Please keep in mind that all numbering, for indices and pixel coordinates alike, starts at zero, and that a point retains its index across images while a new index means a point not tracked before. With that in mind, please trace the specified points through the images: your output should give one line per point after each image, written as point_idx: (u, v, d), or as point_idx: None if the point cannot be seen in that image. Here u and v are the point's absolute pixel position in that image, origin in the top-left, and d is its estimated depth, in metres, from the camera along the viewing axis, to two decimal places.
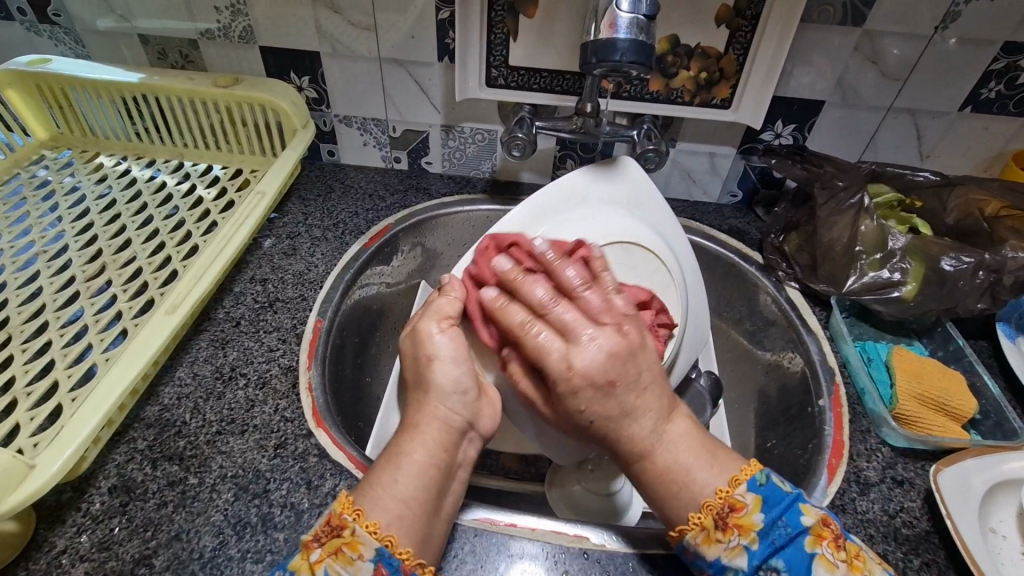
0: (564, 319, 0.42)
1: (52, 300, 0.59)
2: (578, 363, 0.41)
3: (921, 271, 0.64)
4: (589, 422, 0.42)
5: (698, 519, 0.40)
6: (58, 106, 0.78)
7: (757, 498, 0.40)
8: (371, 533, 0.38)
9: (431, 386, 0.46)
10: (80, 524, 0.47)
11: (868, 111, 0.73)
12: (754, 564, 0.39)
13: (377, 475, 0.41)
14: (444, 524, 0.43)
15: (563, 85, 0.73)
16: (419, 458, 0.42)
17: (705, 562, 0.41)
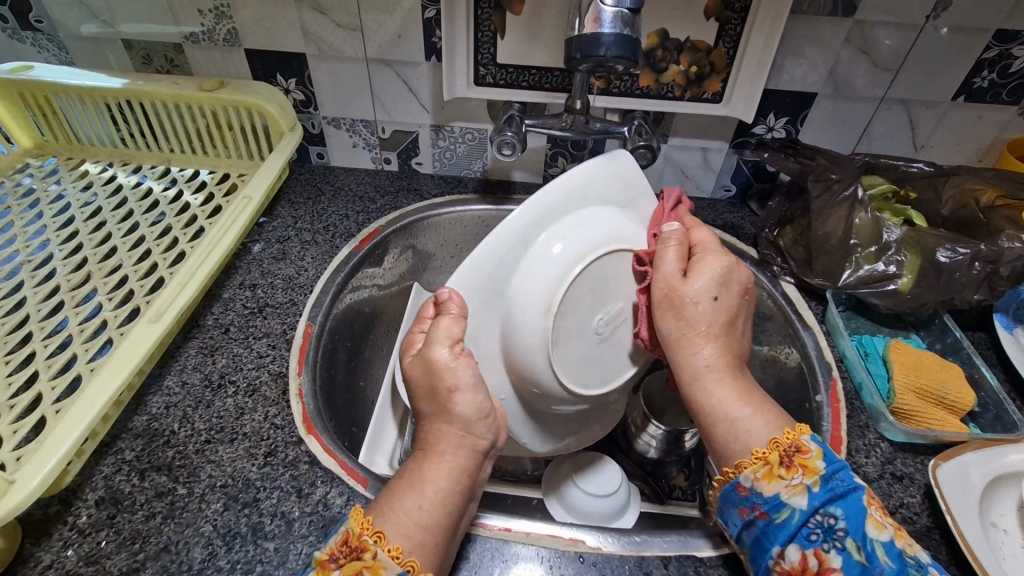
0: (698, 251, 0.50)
1: (37, 310, 0.58)
2: (736, 279, 0.49)
3: (917, 263, 0.64)
4: (709, 306, 0.47)
5: (764, 453, 0.42)
6: (42, 113, 0.77)
7: (821, 448, 0.42)
8: (394, 558, 0.38)
9: (455, 417, 0.43)
10: (67, 538, 0.47)
11: (861, 102, 0.72)
12: (813, 505, 0.40)
13: (401, 502, 0.41)
14: (456, 543, 0.44)
15: (552, 82, 0.72)
16: (444, 487, 0.41)
17: (759, 500, 0.42)
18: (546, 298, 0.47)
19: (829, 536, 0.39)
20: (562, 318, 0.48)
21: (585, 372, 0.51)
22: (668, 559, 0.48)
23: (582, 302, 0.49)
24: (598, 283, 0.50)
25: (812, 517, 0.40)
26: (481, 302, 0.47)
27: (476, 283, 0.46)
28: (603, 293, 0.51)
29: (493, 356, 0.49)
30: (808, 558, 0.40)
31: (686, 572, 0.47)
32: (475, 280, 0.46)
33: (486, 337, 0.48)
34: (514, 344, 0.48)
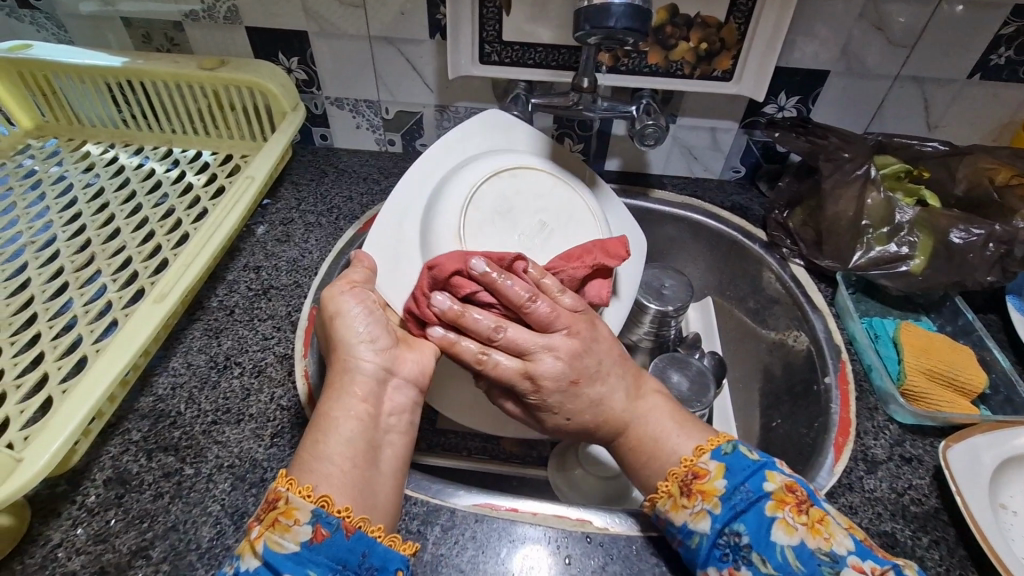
0: (517, 341, 0.46)
1: (41, 291, 0.58)
2: (550, 345, 0.46)
3: (929, 244, 0.63)
4: (565, 421, 0.48)
5: (665, 486, 0.45)
6: (42, 94, 0.76)
7: (720, 466, 0.45)
8: (304, 497, 0.39)
9: (338, 341, 0.47)
10: (76, 517, 0.47)
11: (874, 80, 0.70)
12: (716, 527, 0.42)
13: (304, 443, 0.43)
14: (389, 476, 0.44)
15: (559, 60, 0.71)
16: (340, 415, 0.43)
17: (674, 530, 0.45)
18: (451, 227, 0.55)
19: (738, 554, 0.41)
20: (472, 240, 0.55)
21: None
22: None
23: (490, 224, 0.56)
24: (500, 202, 0.57)
25: (720, 539, 0.42)
26: (392, 257, 0.54)
27: (384, 245, 0.55)
28: (511, 213, 0.57)
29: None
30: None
31: None
32: (381, 247, 0.55)
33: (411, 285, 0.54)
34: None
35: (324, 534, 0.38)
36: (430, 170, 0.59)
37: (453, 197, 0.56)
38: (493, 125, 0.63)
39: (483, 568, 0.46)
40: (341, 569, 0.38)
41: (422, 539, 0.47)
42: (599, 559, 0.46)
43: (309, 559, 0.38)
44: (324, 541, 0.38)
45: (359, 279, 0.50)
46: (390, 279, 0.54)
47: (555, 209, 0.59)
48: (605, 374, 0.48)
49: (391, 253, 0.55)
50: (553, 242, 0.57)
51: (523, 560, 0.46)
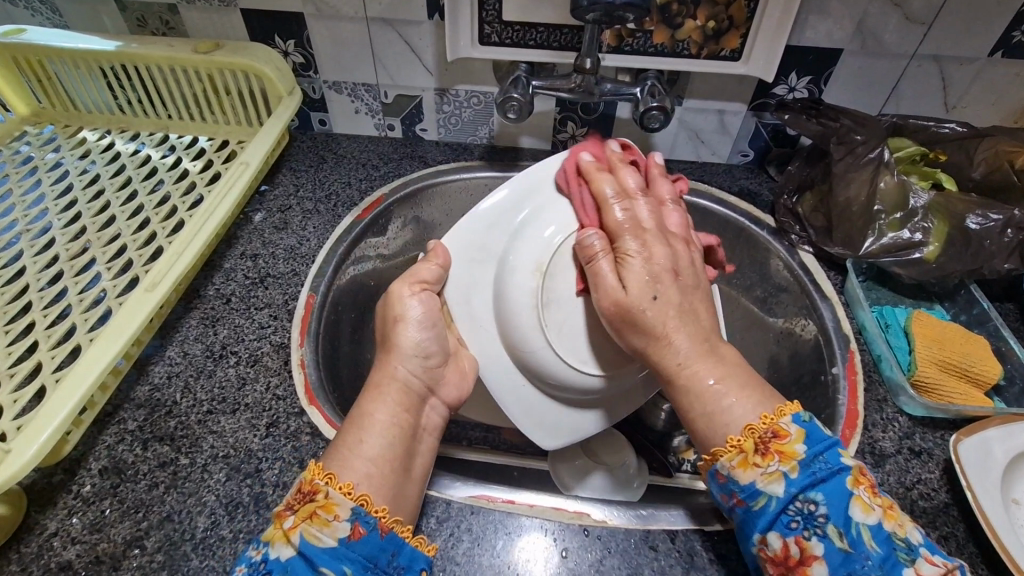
0: (642, 211, 0.50)
1: (36, 280, 0.58)
2: (670, 238, 0.49)
3: (945, 230, 0.60)
4: (651, 299, 0.46)
5: (738, 441, 0.42)
6: (37, 79, 0.75)
7: (801, 430, 0.41)
8: (346, 494, 0.39)
9: (394, 346, 0.48)
10: (71, 506, 0.47)
11: (890, 59, 0.68)
12: (791, 491, 0.40)
13: (343, 438, 0.43)
14: (416, 483, 0.44)
15: (561, 40, 0.69)
16: (382, 417, 0.44)
17: (736, 487, 0.42)
18: (537, 259, 0.51)
19: (809, 523, 0.39)
20: (553, 282, 0.51)
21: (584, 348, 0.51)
22: (674, 532, 0.47)
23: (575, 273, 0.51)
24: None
25: (791, 504, 0.40)
26: (469, 261, 0.53)
27: (465, 246, 0.53)
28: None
29: (479, 312, 0.53)
30: (789, 547, 0.40)
31: (694, 546, 0.47)
32: (465, 241, 0.53)
33: (475, 294, 0.53)
34: (502, 297, 0.52)
35: (361, 532, 0.39)
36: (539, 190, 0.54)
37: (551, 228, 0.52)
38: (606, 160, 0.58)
39: (478, 561, 0.45)
40: (372, 568, 0.39)
41: (417, 531, 0.47)
42: (597, 553, 0.46)
43: (344, 555, 0.38)
44: (360, 539, 0.39)
45: (428, 279, 0.50)
46: (461, 282, 0.52)
47: None
48: (693, 296, 0.48)
49: (467, 258, 0.53)
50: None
51: (519, 552, 0.46)
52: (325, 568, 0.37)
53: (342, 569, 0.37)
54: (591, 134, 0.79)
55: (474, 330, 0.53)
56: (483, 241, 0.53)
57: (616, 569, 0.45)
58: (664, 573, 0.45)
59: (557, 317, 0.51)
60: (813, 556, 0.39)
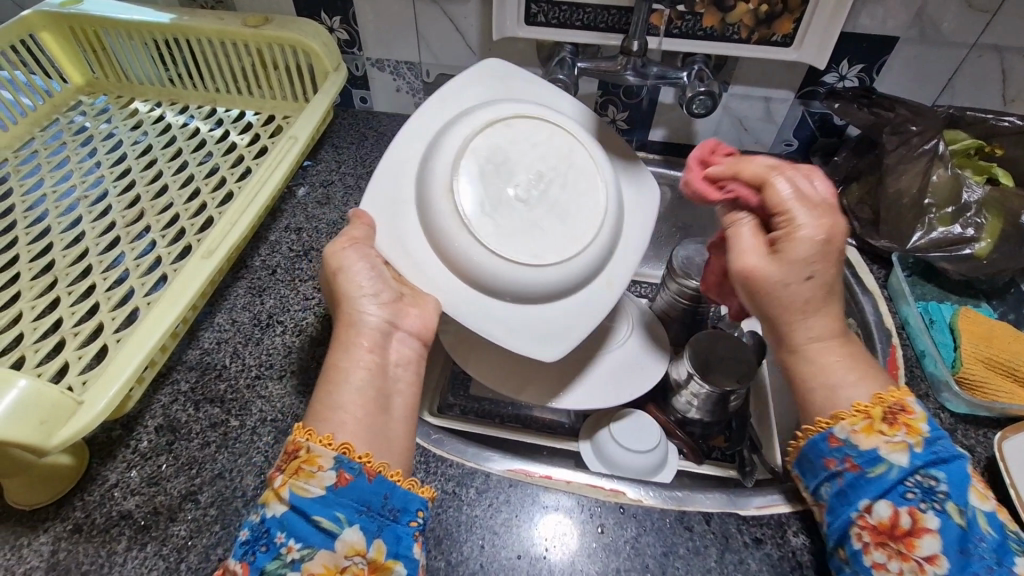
0: (806, 185, 0.44)
1: (95, 244, 0.60)
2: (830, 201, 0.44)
3: (999, 226, 0.60)
4: (803, 279, 0.42)
5: (865, 407, 0.42)
6: (93, 50, 0.77)
7: (923, 413, 0.42)
8: (326, 445, 0.40)
9: (341, 295, 0.47)
10: (130, 460, 0.49)
11: (948, 48, 0.66)
12: (914, 464, 0.40)
13: (316, 397, 0.43)
14: (400, 424, 0.44)
15: (608, 21, 0.68)
16: (345, 364, 0.44)
17: (852, 451, 0.42)
18: (444, 176, 0.48)
19: (928, 497, 0.39)
20: (469, 196, 0.47)
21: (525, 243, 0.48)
22: (710, 514, 0.48)
23: (489, 177, 0.48)
24: (494, 152, 0.49)
25: (911, 477, 0.40)
26: (390, 217, 0.49)
27: (380, 202, 0.49)
28: (507, 163, 0.49)
29: (421, 256, 0.49)
30: (900, 515, 0.39)
31: (729, 530, 0.47)
32: (382, 203, 0.49)
33: (407, 240, 0.49)
34: (433, 233, 0.48)
35: (347, 478, 0.39)
36: (428, 126, 0.52)
37: (447, 145, 0.49)
38: (495, 77, 0.55)
39: (516, 532, 0.46)
40: (365, 511, 0.38)
41: (457, 499, 0.48)
42: (632, 530, 0.47)
43: (334, 502, 0.38)
44: (348, 485, 0.39)
45: (359, 236, 0.48)
46: (390, 237, 0.49)
47: (563, 159, 0.51)
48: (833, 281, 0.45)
49: (387, 212, 0.49)
50: (552, 195, 0.49)
51: (555, 524, 0.47)
52: (318, 516, 0.37)
53: (335, 515, 0.38)
54: (631, 119, 0.79)
55: (423, 275, 0.49)
56: (395, 193, 0.50)
57: (652, 546, 0.46)
58: (699, 553, 0.46)
59: (488, 222, 0.47)
60: (926, 528, 0.38)
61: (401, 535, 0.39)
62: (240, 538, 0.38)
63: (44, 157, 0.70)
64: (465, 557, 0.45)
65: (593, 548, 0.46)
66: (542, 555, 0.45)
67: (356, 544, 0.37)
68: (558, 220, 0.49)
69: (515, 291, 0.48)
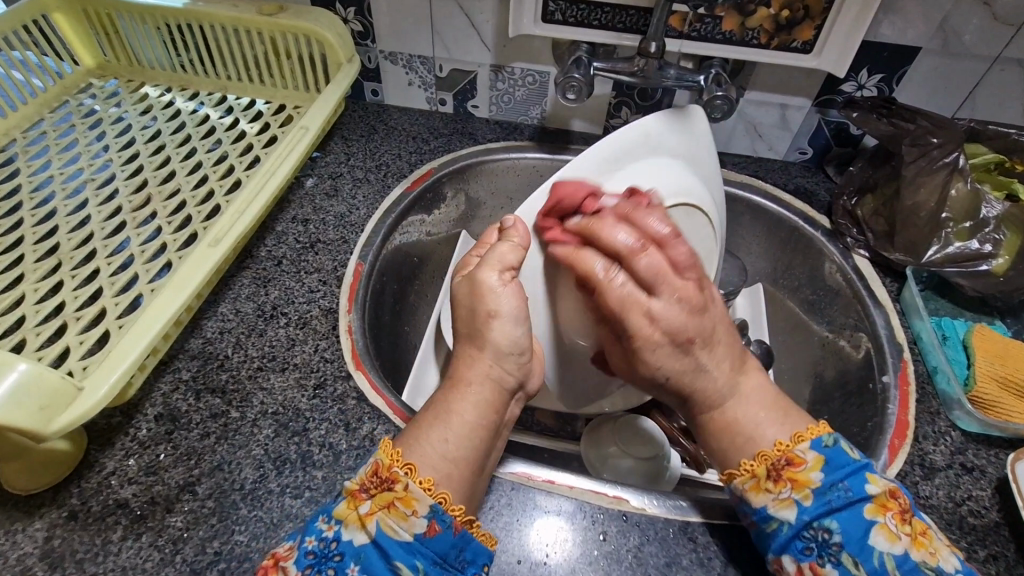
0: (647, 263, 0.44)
1: (100, 229, 0.60)
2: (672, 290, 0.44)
3: (1016, 244, 0.58)
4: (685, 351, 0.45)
5: (750, 466, 0.43)
6: (105, 33, 0.76)
7: (819, 458, 0.42)
8: (425, 490, 0.39)
9: (487, 342, 0.45)
10: (128, 448, 0.49)
11: (970, 60, 0.64)
12: (804, 519, 0.41)
13: (428, 433, 0.42)
14: (484, 478, 0.45)
15: (626, 22, 0.67)
16: (469, 418, 0.42)
17: (751, 510, 0.43)
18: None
19: (824, 551, 0.40)
20: None
21: None
22: (714, 526, 0.47)
23: None
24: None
25: (805, 531, 0.41)
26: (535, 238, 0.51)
27: (534, 218, 0.51)
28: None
29: (542, 293, 0.53)
30: (804, 571, 0.41)
31: (733, 542, 0.46)
32: (535, 219, 0.51)
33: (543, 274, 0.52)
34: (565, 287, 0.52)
35: (436, 529, 0.38)
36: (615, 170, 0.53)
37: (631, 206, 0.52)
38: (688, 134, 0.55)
39: (516, 537, 0.46)
40: (439, 562, 0.38)
41: None
42: (635, 539, 0.46)
43: (418, 551, 0.38)
44: (434, 536, 0.38)
45: (514, 264, 0.47)
46: (531, 264, 0.52)
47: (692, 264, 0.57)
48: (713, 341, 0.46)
49: (536, 229, 0.51)
50: None
51: (557, 531, 0.46)
52: (398, 562, 0.37)
53: (414, 564, 0.38)
54: None
55: (536, 309, 0.54)
56: (554, 214, 0.51)
57: (654, 556, 0.45)
58: (702, 565, 0.45)
59: None
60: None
61: None
62: (308, 544, 0.38)
63: (52, 138, 0.70)
64: None
65: (594, 556, 0.45)
66: (542, 561, 0.44)
67: None
68: None
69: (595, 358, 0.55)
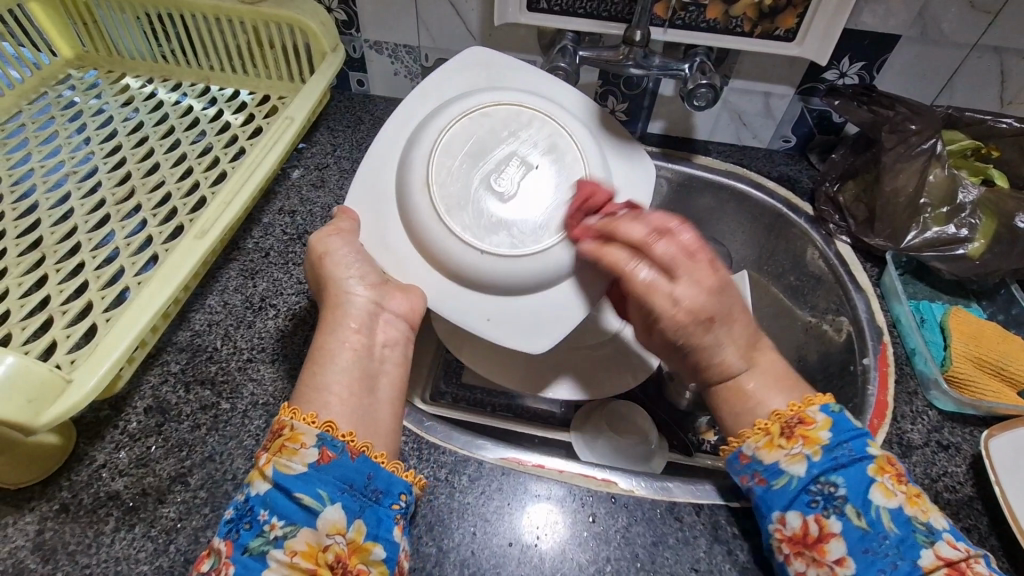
0: (664, 259, 0.45)
1: (84, 221, 0.59)
2: (695, 275, 0.45)
3: (992, 228, 0.60)
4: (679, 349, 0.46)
5: (765, 424, 0.44)
6: (84, 23, 0.75)
7: (828, 419, 0.43)
8: (310, 423, 0.40)
9: (330, 280, 0.47)
10: (118, 441, 0.49)
11: (947, 48, 0.66)
12: (812, 473, 0.42)
13: (302, 377, 0.44)
14: (387, 405, 0.44)
15: (611, 10, 0.67)
16: (336, 347, 0.44)
17: (759, 467, 0.44)
18: (421, 171, 0.48)
19: (829, 503, 0.41)
20: (444, 188, 0.48)
21: (504, 234, 0.48)
22: (700, 505, 0.48)
23: (463, 167, 0.49)
24: (471, 143, 0.49)
25: (813, 484, 0.41)
26: (372, 212, 0.50)
27: (362, 198, 0.50)
28: (484, 155, 0.49)
29: (405, 252, 0.50)
30: (808, 525, 0.41)
31: (719, 522, 0.47)
32: (363, 197, 0.50)
33: (391, 236, 0.50)
34: (417, 231, 0.49)
35: (330, 456, 0.39)
36: (409, 121, 0.52)
37: (426, 133, 0.49)
38: (479, 60, 0.54)
39: (507, 520, 0.46)
40: (348, 489, 0.39)
41: (450, 487, 0.48)
42: (623, 520, 0.47)
43: (316, 479, 0.38)
44: (330, 463, 0.39)
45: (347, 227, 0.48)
46: (373, 234, 0.49)
47: (535, 144, 0.50)
48: (731, 319, 0.46)
49: (368, 208, 0.50)
50: (530, 188, 0.49)
51: (547, 513, 0.47)
52: (300, 493, 0.37)
53: (318, 493, 0.38)
54: (631, 110, 0.78)
55: (404, 268, 0.49)
56: (376, 190, 0.50)
57: (642, 536, 0.46)
58: (689, 543, 0.46)
59: (463, 211, 0.48)
60: (832, 534, 0.40)
61: (383, 518, 0.39)
62: (227, 516, 0.38)
63: (32, 131, 0.69)
64: (456, 543, 0.45)
65: (584, 536, 0.46)
66: (532, 543, 0.45)
67: (337, 522, 0.37)
68: (534, 211, 0.49)
69: (488, 280, 0.48)
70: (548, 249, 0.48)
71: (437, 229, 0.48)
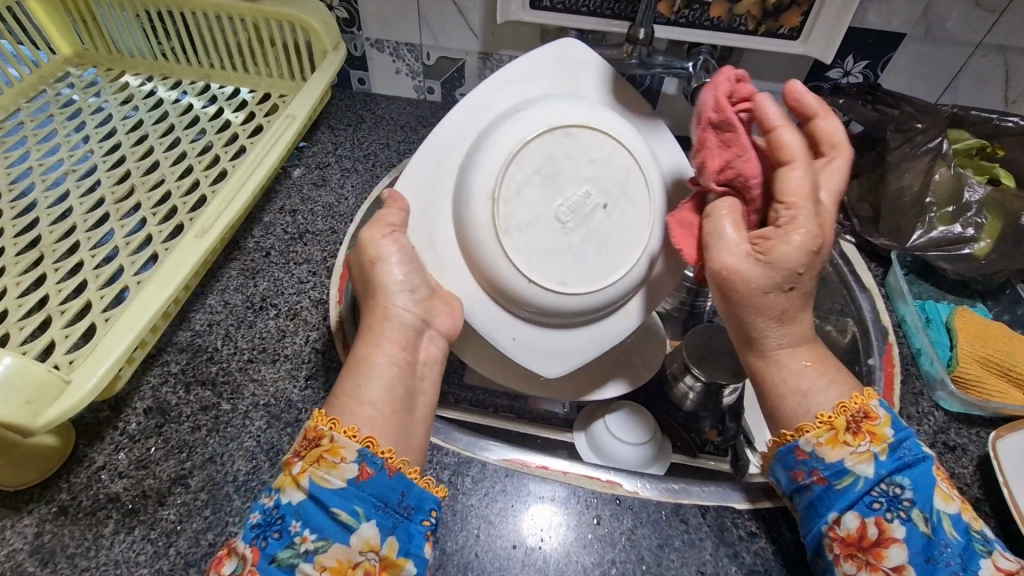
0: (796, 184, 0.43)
1: (83, 220, 0.59)
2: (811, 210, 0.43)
3: (998, 226, 0.60)
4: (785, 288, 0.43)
5: (830, 418, 0.42)
6: (83, 21, 0.74)
7: (889, 415, 0.42)
8: (351, 437, 0.39)
9: (378, 287, 0.45)
10: (118, 442, 0.48)
11: (952, 47, 0.65)
12: (879, 473, 0.40)
13: (341, 386, 0.42)
14: (421, 424, 0.44)
15: (615, 8, 0.66)
16: (381, 360, 0.43)
17: (819, 465, 0.42)
18: (487, 180, 0.44)
19: (893, 506, 0.40)
20: (509, 206, 0.44)
21: (559, 268, 0.46)
22: (705, 507, 0.48)
23: (531, 188, 0.44)
24: (548, 161, 0.45)
25: (876, 486, 0.40)
26: (424, 205, 0.46)
27: (417, 185, 0.46)
28: (557, 177, 0.45)
29: (448, 255, 0.47)
30: (867, 526, 0.40)
31: (724, 524, 0.47)
32: (419, 183, 0.46)
33: (438, 236, 0.46)
34: (467, 242, 0.45)
35: (370, 472, 0.38)
36: (483, 110, 0.47)
37: (502, 136, 0.44)
38: (568, 58, 0.48)
39: (510, 523, 0.46)
40: (382, 507, 0.38)
41: (453, 489, 0.48)
42: (628, 522, 0.47)
43: (355, 495, 0.37)
44: (369, 480, 0.38)
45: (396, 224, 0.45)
46: (420, 227, 0.46)
47: (608, 178, 0.46)
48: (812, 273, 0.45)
49: (422, 197, 0.46)
50: (597, 224, 0.46)
51: (551, 515, 0.46)
52: (337, 509, 0.37)
53: (355, 509, 0.37)
54: None
55: (445, 274, 0.47)
56: (434, 179, 0.46)
57: (647, 538, 0.46)
58: (694, 545, 0.46)
59: (524, 236, 0.45)
60: (895, 538, 0.39)
61: (413, 534, 0.39)
62: (252, 519, 0.38)
63: (30, 129, 0.68)
64: (459, 546, 0.45)
65: (588, 539, 0.46)
66: (536, 546, 0.45)
67: (372, 540, 0.37)
68: (596, 250, 0.46)
69: (530, 311, 0.47)
70: (595, 290, 0.47)
71: (491, 250, 0.44)
